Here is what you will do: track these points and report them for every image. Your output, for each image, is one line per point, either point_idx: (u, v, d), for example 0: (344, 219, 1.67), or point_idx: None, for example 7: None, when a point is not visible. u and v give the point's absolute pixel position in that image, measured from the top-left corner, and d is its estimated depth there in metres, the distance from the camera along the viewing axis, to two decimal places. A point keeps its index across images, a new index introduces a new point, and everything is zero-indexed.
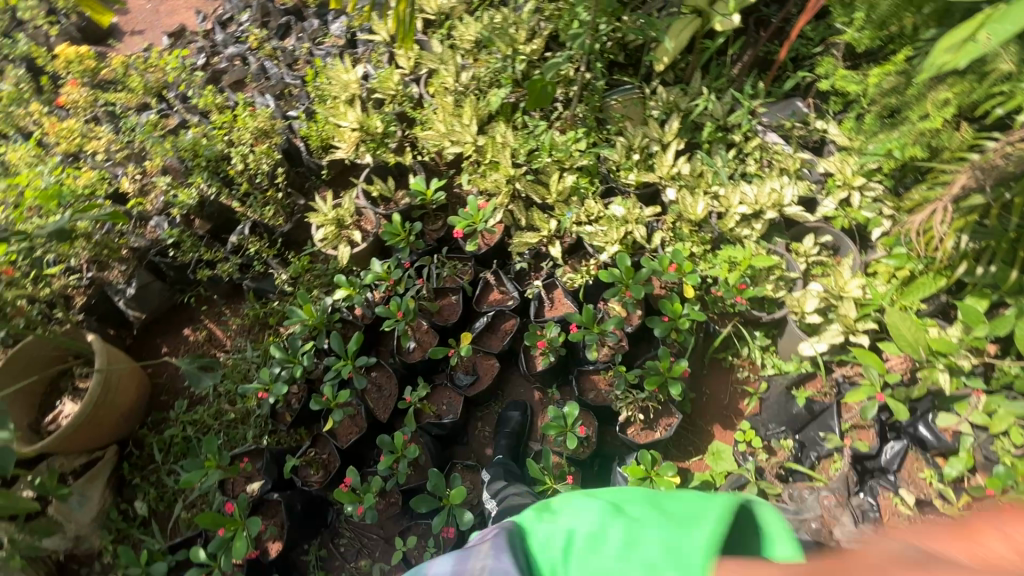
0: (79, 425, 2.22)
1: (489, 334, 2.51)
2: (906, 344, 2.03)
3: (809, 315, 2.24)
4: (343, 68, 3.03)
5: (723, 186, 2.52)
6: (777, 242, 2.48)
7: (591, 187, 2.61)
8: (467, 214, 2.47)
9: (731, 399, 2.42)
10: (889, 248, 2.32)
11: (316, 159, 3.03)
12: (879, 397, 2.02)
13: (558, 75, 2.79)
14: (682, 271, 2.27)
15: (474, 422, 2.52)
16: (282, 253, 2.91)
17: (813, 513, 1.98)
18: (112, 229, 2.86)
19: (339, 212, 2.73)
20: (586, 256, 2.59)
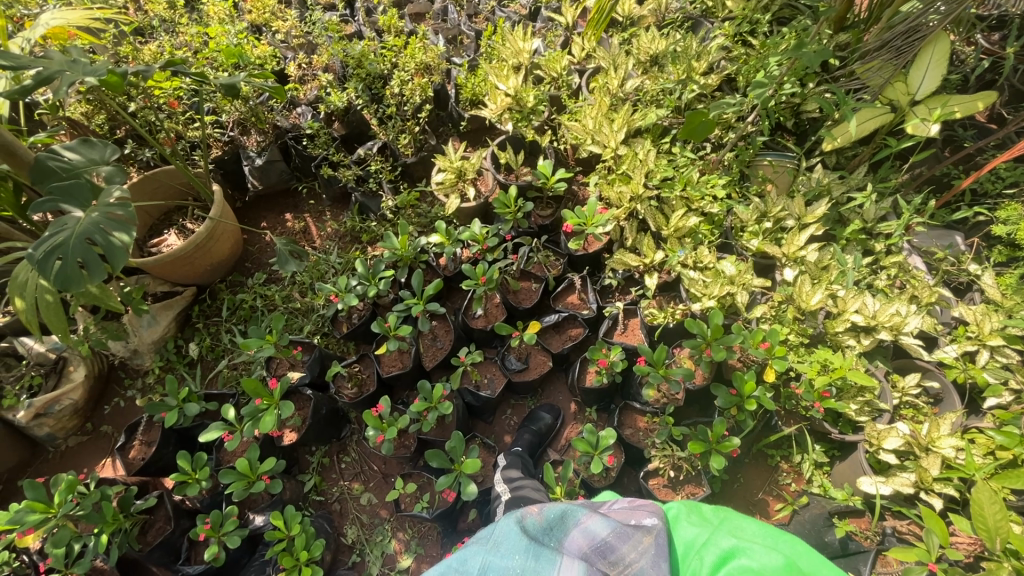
0: (176, 258, 2.42)
1: (553, 333, 2.51)
2: (983, 526, 1.78)
3: (884, 452, 2.09)
4: (519, 36, 3.10)
5: (845, 288, 2.37)
6: (878, 365, 2.32)
7: (709, 236, 2.53)
8: (582, 214, 2.45)
9: (762, 496, 2.33)
10: (1001, 422, 2.09)
11: (461, 110, 3.14)
12: (931, 567, 1.77)
13: (721, 117, 2.72)
14: (772, 352, 2.15)
15: (506, 407, 2.53)
16: (397, 181, 3.04)
17: None
18: (266, 102, 3.07)
19: (464, 164, 2.73)
20: (676, 298, 2.54)
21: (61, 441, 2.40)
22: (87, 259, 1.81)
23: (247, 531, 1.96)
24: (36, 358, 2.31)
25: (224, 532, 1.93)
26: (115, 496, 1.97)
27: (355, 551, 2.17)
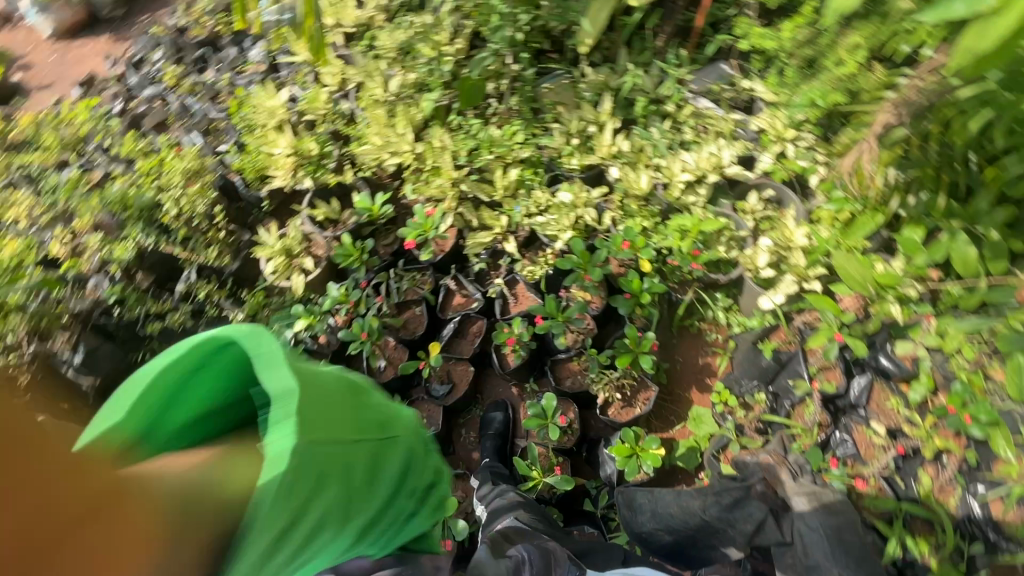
0: None
1: (458, 340, 2.50)
2: (856, 283, 2.07)
3: (762, 270, 2.31)
4: (267, 95, 2.97)
5: (663, 157, 2.57)
6: (723, 204, 2.55)
7: (536, 178, 2.62)
8: (416, 223, 2.46)
9: (702, 361, 2.51)
10: (827, 193, 2.39)
11: (254, 192, 2.91)
12: (839, 337, 2.14)
13: (487, 70, 2.78)
14: (637, 246, 2.30)
15: (459, 429, 2.51)
16: (236, 292, 2.83)
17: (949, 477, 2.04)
18: (47, 296, 2.68)
19: (286, 241, 2.66)
20: (542, 246, 2.61)
21: None
22: None
23: None
24: None
25: None
26: None
27: None
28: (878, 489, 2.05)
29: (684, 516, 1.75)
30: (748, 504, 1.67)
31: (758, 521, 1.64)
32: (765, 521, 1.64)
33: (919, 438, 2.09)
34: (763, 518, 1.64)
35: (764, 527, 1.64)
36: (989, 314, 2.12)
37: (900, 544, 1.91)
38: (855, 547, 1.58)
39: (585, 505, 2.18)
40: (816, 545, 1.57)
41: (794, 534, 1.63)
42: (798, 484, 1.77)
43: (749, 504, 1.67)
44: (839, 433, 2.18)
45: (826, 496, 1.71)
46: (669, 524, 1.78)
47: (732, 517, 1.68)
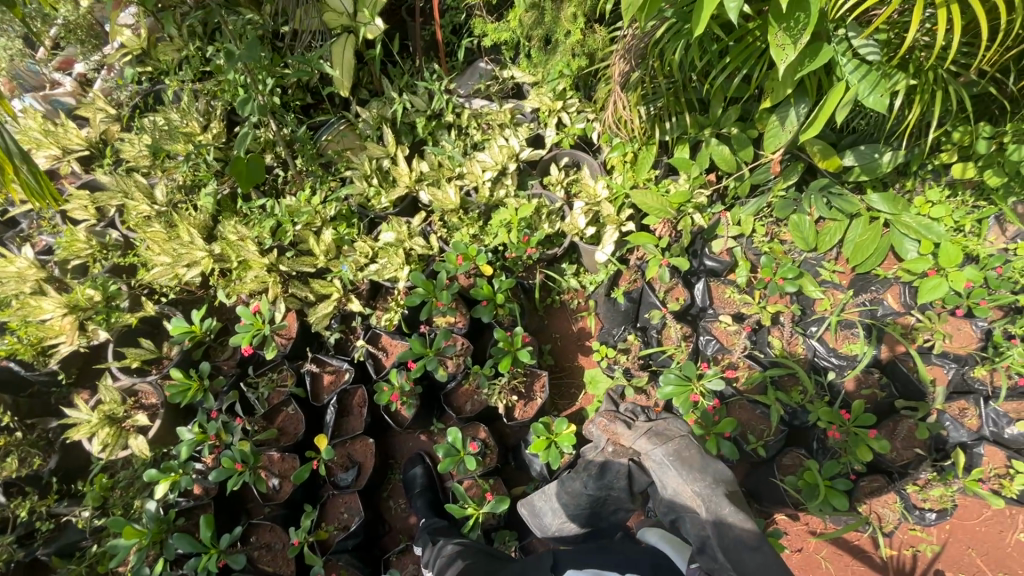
0: None
1: (346, 418, 2.35)
2: (658, 211, 2.38)
3: (586, 230, 2.51)
4: (4, 259, 2.46)
5: (463, 164, 2.65)
6: (532, 185, 2.72)
7: (353, 229, 2.55)
8: (246, 325, 2.25)
9: (577, 328, 2.67)
10: (608, 144, 2.67)
11: (43, 369, 2.42)
12: (665, 261, 2.36)
13: (257, 143, 2.64)
14: (472, 256, 2.35)
15: (386, 503, 2.37)
16: (68, 490, 2.35)
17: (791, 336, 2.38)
18: None
19: (105, 409, 2.26)
20: (389, 291, 2.55)
21: None
22: None
23: None
24: None
25: None
26: None
27: None
28: (747, 368, 2.36)
29: (575, 501, 1.80)
30: (612, 465, 1.76)
31: (625, 475, 1.71)
32: (629, 471, 1.73)
33: (757, 312, 2.42)
34: (627, 469, 1.72)
35: (632, 477, 1.72)
36: (760, 192, 2.55)
37: (780, 403, 2.23)
38: (695, 458, 1.61)
39: (531, 511, 2.19)
40: (664, 475, 1.61)
41: (651, 472, 1.66)
42: (634, 429, 1.85)
43: (612, 462, 1.78)
44: (702, 337, 2.46)
45: (661, 427, 1.77)
46: (568, 511, 1.83)
47: (607, 481, 1.75)
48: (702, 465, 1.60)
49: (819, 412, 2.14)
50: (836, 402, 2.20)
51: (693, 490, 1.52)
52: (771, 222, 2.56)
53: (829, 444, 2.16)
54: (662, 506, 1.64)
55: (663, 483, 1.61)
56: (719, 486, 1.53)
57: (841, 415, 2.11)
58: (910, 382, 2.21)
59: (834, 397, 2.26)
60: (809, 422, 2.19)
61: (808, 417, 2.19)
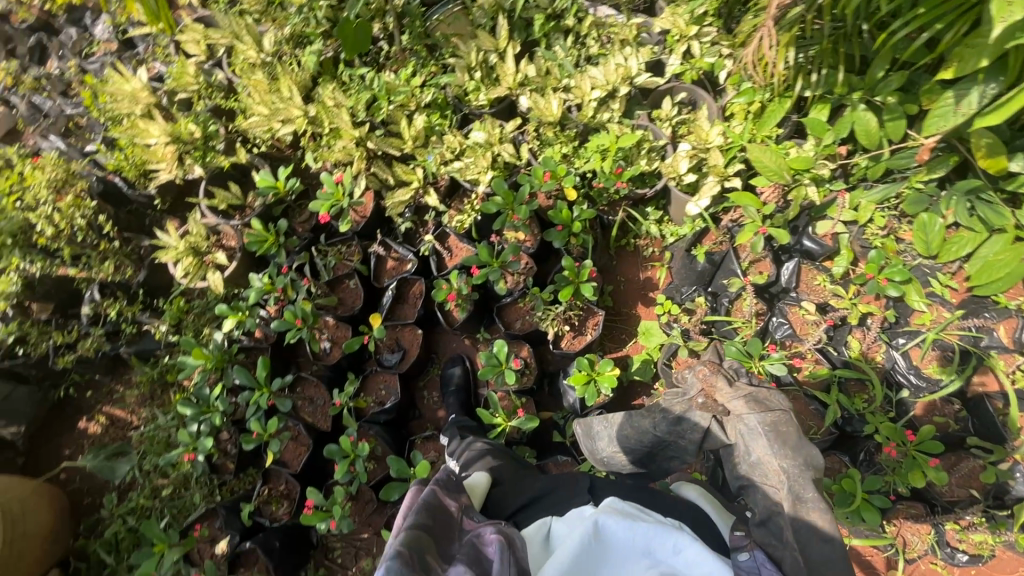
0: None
1: (400, 305, 2.41)
2: (772, 172, 2.14)
3: (685, 176, 2.31)
4: (122, 77, 2.56)
5: (572, 76, 2.47)
6: (639, 116, 2.51)
7: (445, 121, 2.48)
8: (327, 193, 2.28)
9: (644, 276, 2.57)
10: (737, 87, 2.39)
11: (142, 190, 2.61)
12: (762, 230, 2.16)
13: (368, 9, 2.54)
14: (559, 176, 2.24)
15: (420, 392, 2.49)
16: (151, 304, 2.60)
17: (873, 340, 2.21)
18: None
19: (190, 239, 2.42)
20: (466, 193, 2.50)
21: None
22: None
23: None
24: None
25: None
26: None
27: None
28: (814, 361, 2.23)
29: (637, 436, 1.71)
30: (691, 416, 1.54)
31: (704, 431, 1.51)
32: (710, 429, 1.50)
33: (845, 307, 2.22)
34: (708, 427, 1.50)
35: (710, 435, 1.51)
36: (892, 179, 2.24)
37: (839, 405, 2.10)
38: (790, 435, 1.39)
39: (554, 437, 2.24)
40: (752, 443, 1.40)
41: (737, 436, 1.44)
42: (735, 388, 1.51)
43: (692, 414, 1.53)
44: (774, 318, 2.31)
45: (763, 392, 1.48)
46: (626, 445, 1.76)
47: (681, 430, 1.56)
48: (794, 444, 1.39)
49: (879, 425, 2.03)
50: (899, 421, 2.06)
51: (780, 467, 1.34)
52: (893, 215, 2.27)
53: (878, 460, 2.04)
54: (733, 471, 1.45)
55: (746, 450, 1.41)
56: (806, 471, 1.34)
57: (905, 433, 1.99)
58: (991, 422, 1.99)
59: (899, 415, 2.10)
60: (864, 433, 2.06)
61: (864, 428, 2.06)
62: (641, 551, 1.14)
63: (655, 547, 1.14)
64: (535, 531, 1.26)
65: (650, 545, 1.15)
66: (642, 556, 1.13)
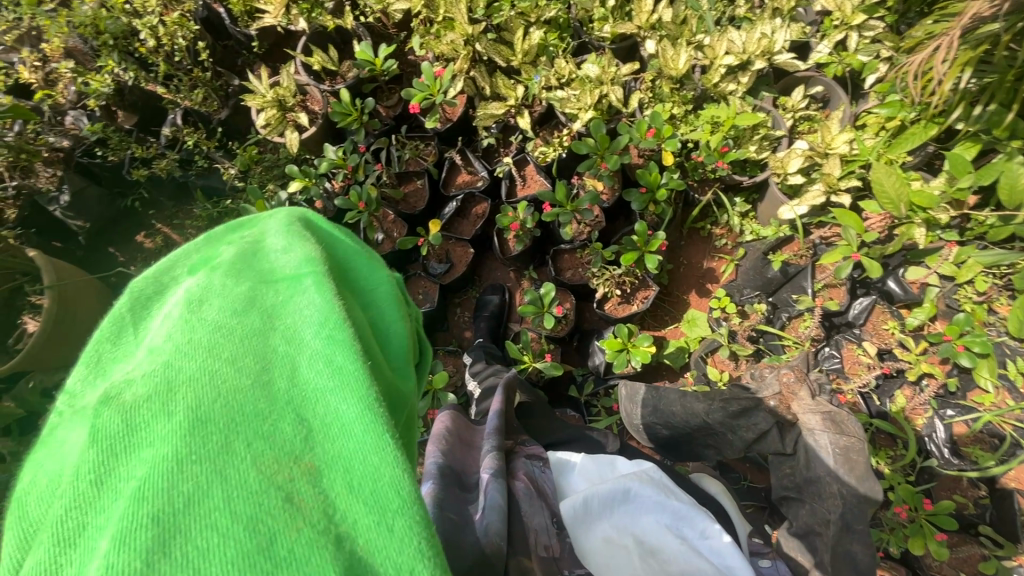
0: (42, 345, 2.08)
1: (460, 220, 2.38)
2: (888, 201, 1.96)
3: (792, 176, 2.14)
4: None
5: (708, 35, 2.27)
6: (764, 97, 2.30)
7: (561, 44, 2.33)
8: (424, 84, 2.20)
9: (707, 265, 2.43)
10: (882, 96, 2.15)
11: (243, 29, 2.59)
12: (856, 256, 2.00)
13: None
14: (662, 136, 2.10)
15: (453, 308, 2.51)
16: (225, 144, 2.64)
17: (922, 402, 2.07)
18: (22, 128, 2.47)
19: (278, 91, 2.36)
20: (558, 126, 2.38)
21: None
22: None
23: None
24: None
25: None
26: None
27: None
28: (852, 404, 2.10)
29: (685, 416, 1.71)
30: (754, 413, 1.57)
31: (760, 431, 1.55)
32: (767, 432, 1.55)
33: (907, 361, 2.10)
34: (766, 429, 1.54)
35: (765, 437, 1.55)
36: (1012, 246, 2.03)
37: None
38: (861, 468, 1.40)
39: (570, 391, 2.25)
40: (816, 460, 1.45)
41: (797, 447, 1.51)
42: (814, 402, 1.56)
43: (755, 413, 1.57)
44: (827, 348, 2.20)
45: (842, 415, 1.49)
46: (669, 419, 1.76)
47: (735, 424, 1.60)
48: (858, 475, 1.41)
49: (897, 484, 1.96)
50: (917, 486, 1.96)
51: (838, 491, 1.38)
52: (997, 284, 2.07)
53: (879, 515, 1.98)
54: (783, 478, 1.53)
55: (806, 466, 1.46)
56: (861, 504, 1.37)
57: (922, 501, 1.92)
58: (1013, 518, 1.85)
59: (919, 480, 2.00)
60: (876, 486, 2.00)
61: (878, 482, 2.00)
62: (666, 521, 1.22)
63: (682, 524, 1.22)
64: (562, 466, 1.34)
65: (678, 520, 1.22)
66: (666, 520, 1.22)
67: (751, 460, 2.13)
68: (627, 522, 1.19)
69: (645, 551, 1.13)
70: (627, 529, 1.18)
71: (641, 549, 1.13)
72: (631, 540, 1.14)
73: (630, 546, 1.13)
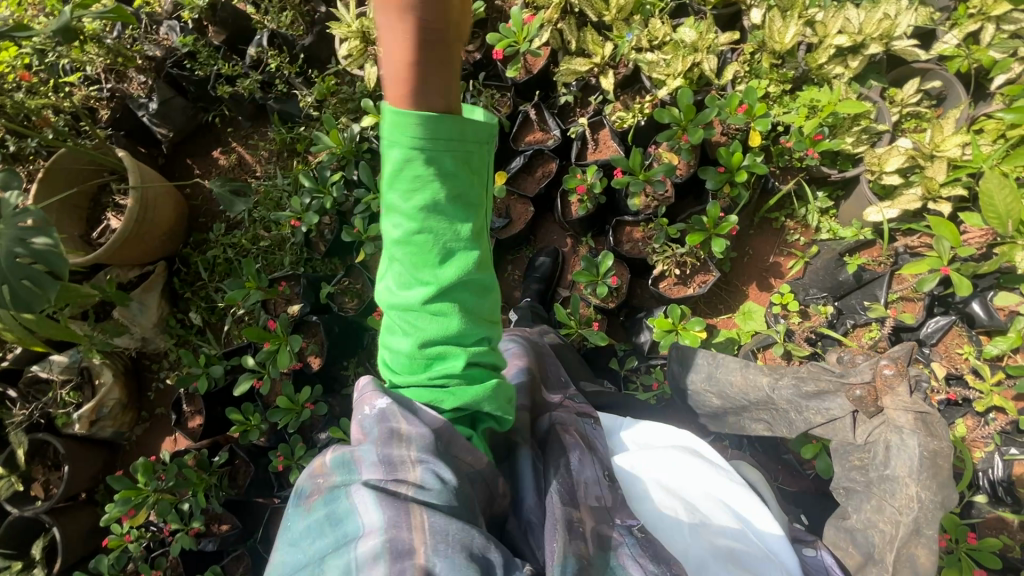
0: (126, 241, 2.25)
1: (525, 176, 2.34)
2: (993, 215, 1.78)
3: (887, 176, 1.99)
4: None
5: (822, 10, 2.09)
6: (872, 86, 2.11)
7: (658, 4, 2.21)
8: (510, 30, 2.15)
9: (773, 259, 2.32)
10: (1010, 99, 1.93)
11: None
12: (943, 270, 1.86)
13: None
14: (753, 113, 1.99)
15: (505, 265, 2.49)
16: (306, 72, 2.63)
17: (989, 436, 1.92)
18: (124, 33, 2.59)
19: (364, 22, 2.35)
20: (641, 91, 2.27)
21: (130, 433, 2.59)
22: (33, 277, 1.69)
23: (317, 449, 2.18)
24: (63, 376, 2.35)
25: (298, 457, 2.15)
26: (192, 462, 2.17)
27: None
28: None
29: (744, 388, 1.69)
30: (830, 399, 1.54)
31: (833, 418, 1.52)
32: (840, 420, 1.52)
33: (978, 390, 1.94)
34: (840, 416, 1.51)
35: (835, 425, 1.52)
36: None
37: None
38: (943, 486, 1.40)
39: (611, 363, 2.21)
40: (898, 456, 1.41)
41: (876, 440, 1.46)
42: (909, 399, 1.46)
43: (831, 398, 1.52)
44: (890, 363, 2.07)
45: (934, 417, 1.43)
46: (723, 391, 1.74)
47: (804, 405, 1.57)
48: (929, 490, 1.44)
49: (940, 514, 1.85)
50: (962, 520, 1.85)
51: (915, 494, 1.35)
52: None
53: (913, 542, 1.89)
54: (852, 468, 1.50)
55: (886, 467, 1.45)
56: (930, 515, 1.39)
57: (966, 534, 1.80)
58: None
59: (965, 514, 1.88)
60: None
61: None
62: (716, 497, 1.19)
63: (730, 501, 1.20)
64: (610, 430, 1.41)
65: (726, 498, 1.20)
66: (716, 492, 1.20)
67: (784, 463, 2.06)
68: (677, 488, 1.18)
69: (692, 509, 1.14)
70: (678, 496, 1.16)
71: (687, 507, 1.14)
72: (681, 499, 1.16)
73: (678, 504, 1.15)
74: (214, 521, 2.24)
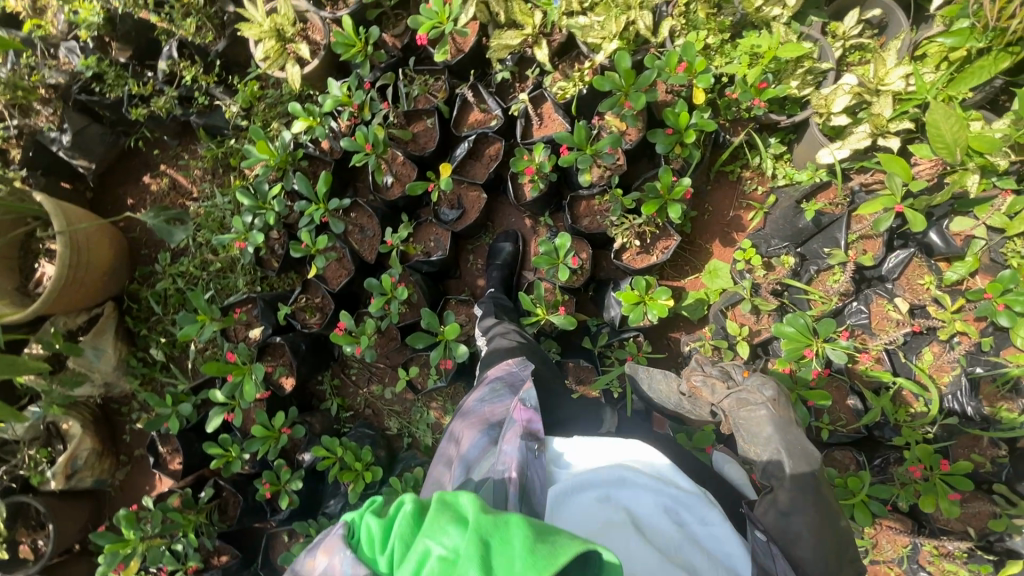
0: (64, 289, 2.13)
1: (472, 162, 2.25)
2: (943, 145, 1.75)
3: (835, 117, 1.95)
4: None
5: None
6: (812, 23, 2.05)
7: None
8: (432, 11, 2.02)
9: (733, 213, 2.31)
10: (950, 21, 1.87)
11: None
12: (898, 208, 1.84)
13: None
14: (695, 70, 1.90)
15: (465, 255, 2.44)
16: (226, 79, 2.48)
17: (956, 361, 1.93)
18: (18, 62, 2.38)
19: (276, 19, 2.18)
20: (579, 58, 2.18)
21: (112, 479, 2.53)
22: None
23: (304, 470, 2.16)
24: (28, 436, 2.24)
25: (285, 482, 2.12)
26: (178, 502, 2.14)
27: (404, 436, 2.36)
28: (875, 360, 2.02)
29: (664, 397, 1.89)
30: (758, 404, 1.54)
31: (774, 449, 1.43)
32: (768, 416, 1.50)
33: (941, 320, 1.95)
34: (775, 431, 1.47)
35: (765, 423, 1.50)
36: None
37: (881, 412, 1.95)
38: (795, 439, 1.45)
39: (584, 342, 2.25)
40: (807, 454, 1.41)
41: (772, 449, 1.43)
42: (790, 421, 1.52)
43: (761, 421, 1.49)
44: (856, 303, 2.06)
45: (751, 395, 1.56)
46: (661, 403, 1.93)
47: (751, 431, 1.50)
48: (790, 445, 1.43)
49: (913, 442, 1.91)
50: (936, 446, 1.91)
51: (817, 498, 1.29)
52: None
53: (892, 470, 1.98)
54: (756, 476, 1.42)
55: (749, 430, 1.50)
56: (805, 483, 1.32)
57: (939, 460, 1.87)
58: None
59: (937, 438, 1.95)
60: (891, 442, 1.96)
61: (893, 438, 1.95)
62: (663, 508, 1.07)
63: (682, 511, 1.08)
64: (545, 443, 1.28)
65: (678, 508, 1.08)
66: (668, 503, 1.08)
67: None
68: (624, 499, 1.07)
69: (671, 504, 1.08)
70: (624, 507, 1.05)
71: (666, 503, 1.08)
72: (625, 512, 1.04)
73: (622, 514, 1.02)
74: (212, 556, 2.22)
